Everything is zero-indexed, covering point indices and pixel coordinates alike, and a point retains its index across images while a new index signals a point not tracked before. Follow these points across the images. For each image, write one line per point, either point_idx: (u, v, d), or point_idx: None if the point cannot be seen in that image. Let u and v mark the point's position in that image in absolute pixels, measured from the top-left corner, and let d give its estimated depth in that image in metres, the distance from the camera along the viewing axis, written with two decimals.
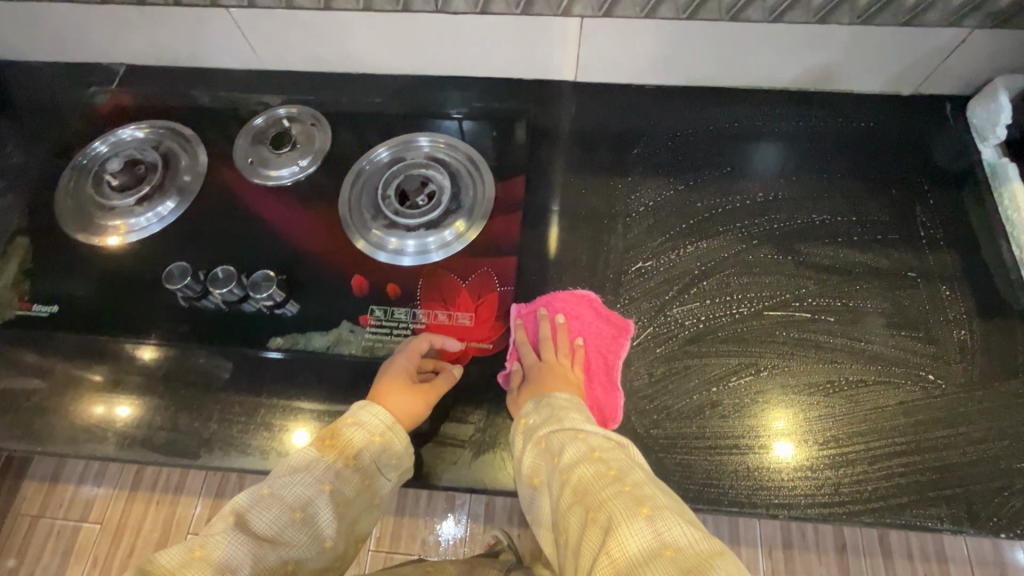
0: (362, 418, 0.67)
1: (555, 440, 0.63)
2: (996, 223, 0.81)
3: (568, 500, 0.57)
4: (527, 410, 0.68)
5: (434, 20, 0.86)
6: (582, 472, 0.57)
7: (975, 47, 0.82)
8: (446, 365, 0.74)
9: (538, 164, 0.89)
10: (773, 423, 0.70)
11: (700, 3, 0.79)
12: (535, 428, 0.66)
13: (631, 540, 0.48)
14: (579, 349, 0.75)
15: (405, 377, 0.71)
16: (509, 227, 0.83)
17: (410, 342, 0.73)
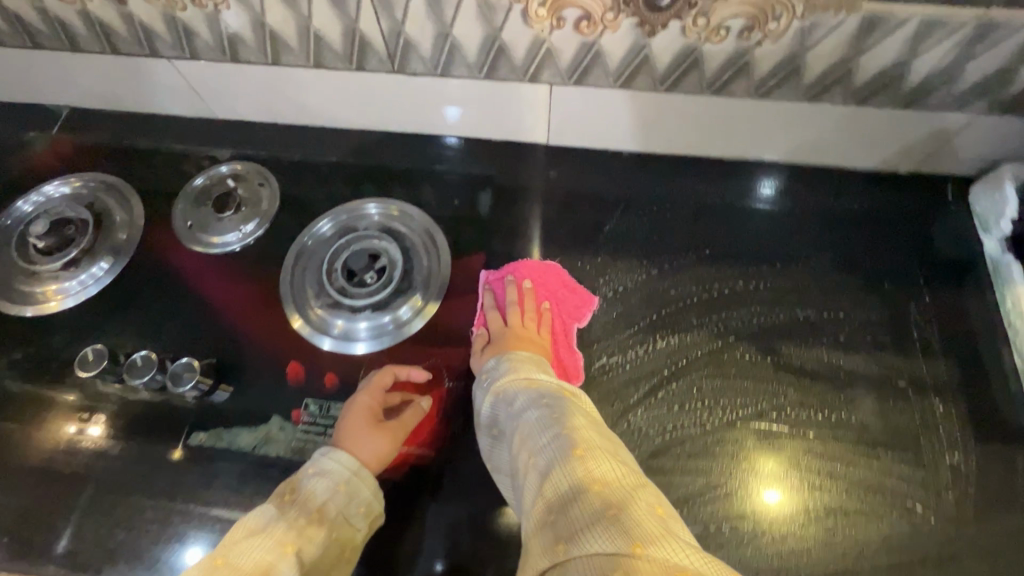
0: (326, 465, 0.61)
1: (511, 390, 0.63)
2: (997, 328, 0.74)
3: (515, 444, 0.58)
4: (488, 368, 0.68)
5: (391, 80, 0.79)
6: (527, 418, 0.59)
7: (980, 131, 0.75)
8: (413, 397, 0.70)
9: (501, 239, 0.82)
10: (742, 557, 0.62)
11: (678, 77, 0.72)
12: (494, 380, 0.66)
13: (565, 481, 0.50)
14: (545, 313, 0.75)
15: (368, 416, 0.67)
16: (464, 311, 0.76)
17: (371, 378, 0.69)
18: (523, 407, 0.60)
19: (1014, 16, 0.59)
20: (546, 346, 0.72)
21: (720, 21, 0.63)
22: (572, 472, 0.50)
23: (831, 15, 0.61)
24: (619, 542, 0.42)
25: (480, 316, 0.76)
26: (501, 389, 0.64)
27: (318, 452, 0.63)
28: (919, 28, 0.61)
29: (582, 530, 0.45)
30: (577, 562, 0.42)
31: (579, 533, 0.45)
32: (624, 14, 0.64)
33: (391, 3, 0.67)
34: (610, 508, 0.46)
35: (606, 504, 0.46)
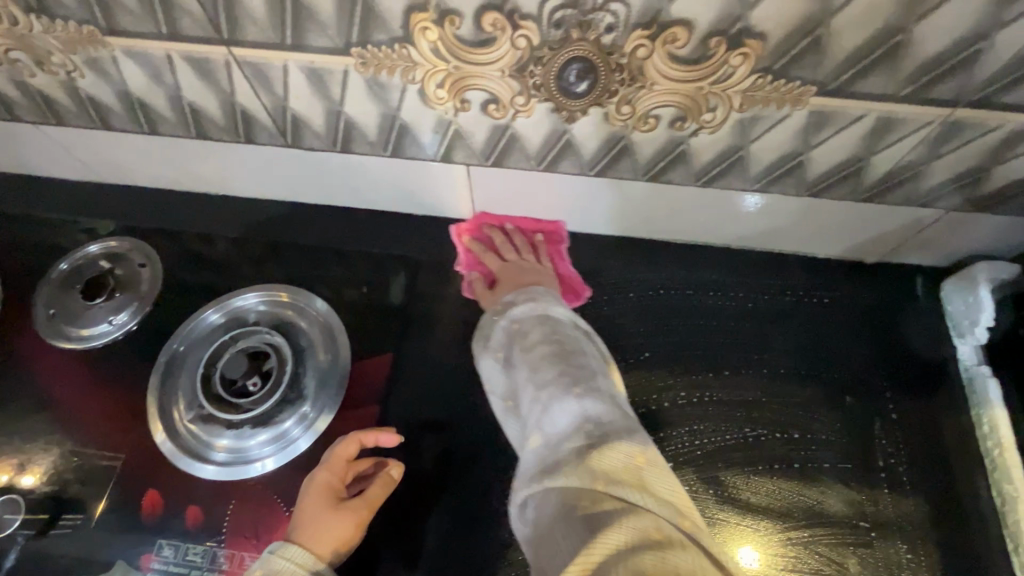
0: (275, 566, 0.52)
1: (526, 323, 0.60)
2: (974, 454, 0.64)
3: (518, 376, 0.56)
4: (502, 301, 0.67)
5: (286, 154, 0.69)
6: (536, 351, 0.56)
7: (954, 224, 0.66)
8: (383, 467, 0.61)
9: (414, 334, 0.72)
10: None
11: (608, 163, 0.62)
12: (509, 312, 0.63)
13: (556, 418, 0.49)
14: (539, 242, 0.75)
15: (328, 495, 0.58)
16: (360, 426, 0.65)
17: (333, 449, 0.60)
18: (532, 340, 0.57)
19: (988, 117, 0.50)
20: (544, 272, 0.71)
21: (646, 110, 0.54)
22: (565, 410, 0.49)
23: (775, 109, 0.52)
24: (586, 480, 0.43)
25: (472, 257, 0.76)
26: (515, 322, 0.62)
27: (267, 547, 0.54)
28: (877, 125, 0.52)
29: (563, 467, 0.45)
30: (554, 495, 0.44)
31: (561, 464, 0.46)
32: (536, 99, 0.54)
33: (266, 78, 0.57)
34: (593, 447, 0.46)
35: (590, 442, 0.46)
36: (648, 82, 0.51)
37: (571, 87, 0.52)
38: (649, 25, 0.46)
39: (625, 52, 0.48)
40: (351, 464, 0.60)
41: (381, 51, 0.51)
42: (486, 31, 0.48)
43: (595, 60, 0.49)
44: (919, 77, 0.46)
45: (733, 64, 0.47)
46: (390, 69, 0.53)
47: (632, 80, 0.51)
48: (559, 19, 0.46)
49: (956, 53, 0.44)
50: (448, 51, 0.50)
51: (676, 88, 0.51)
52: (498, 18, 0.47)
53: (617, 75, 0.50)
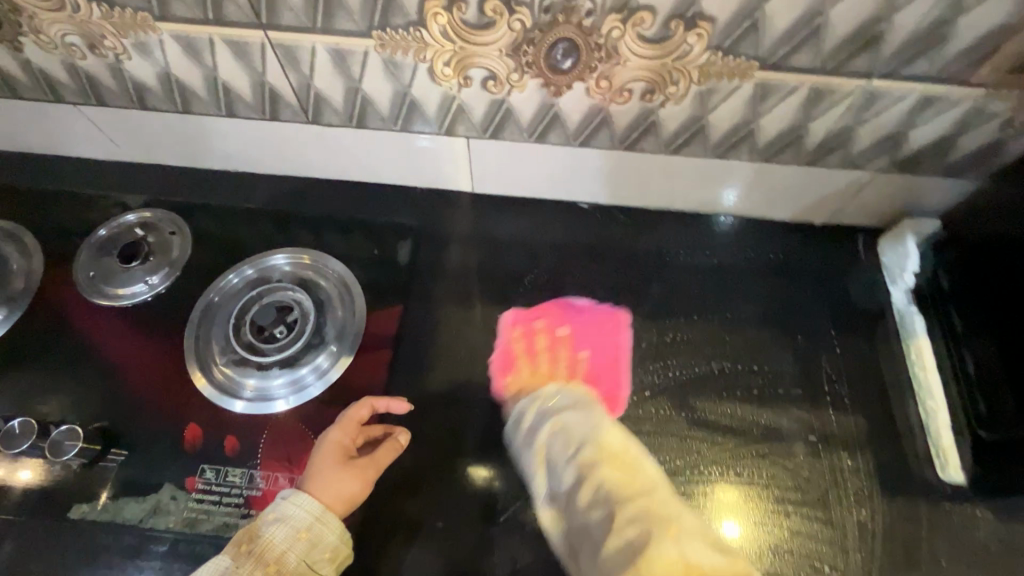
0: (288, 510, 0.59)
1: (571, 417, 0.61)
2: (904, 379, 0.75)
3: (554, 446, 0.60)
4: (542, 394, 0.67)
5: (307, 130, 0.78)
6: (583, 451, 0.57)
7: (883, 186, 0.78)
8: (392, 431, 0.69)
9: (421, 290, 0.81)
10: None
11: (590, 133, 0.73)
12: (557, 397, 0.66)
13: (607, 482, 0.53)
14: (581, 359, 0.76)
15: (340, 453, 0.65)
16: (375, 367, 0.74)
17: (346, 412, 0.67)
18: (582, 448, 0.57)
19: (898, 87, 0.61)
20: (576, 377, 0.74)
21: (621, 84, 0.64)
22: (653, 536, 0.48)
23: (726, 82, 0.62)
24: None
25: (510, 352, 0.76)
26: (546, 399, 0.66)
27: (280, 493, 0.61)
28: (809, 95, 0.63)
29: None
30: None
31: (628, 541, 0.48)
32: (529, 76, 0.65)
33: (296, 59, 0.66)
34: (655, 501, 0.51)
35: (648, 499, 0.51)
36: (622, 59, 0.61)
37: (558, 64, 0.62)
38: (621, 10, 0.56)
39: (602, 33, 0.58)
40: (360, 427, 0.68)
41: (398, 34, 0.61)
42: (487, 16, 0.58)
43: (578, 40, 0.59)
44: (838, 52, 0.57)
45: (690, 42, 0.58)
46: (405, 50, 0.63)
47: (609, 58, 0.61)
48: (548, 5, 0.56)
49: (866, 31, 0.55)
50: (455, 33, 0.60)
51: (645, 64, 0.61)
52: (497, 5, 0.57)
53: (596, 53, 0.60)
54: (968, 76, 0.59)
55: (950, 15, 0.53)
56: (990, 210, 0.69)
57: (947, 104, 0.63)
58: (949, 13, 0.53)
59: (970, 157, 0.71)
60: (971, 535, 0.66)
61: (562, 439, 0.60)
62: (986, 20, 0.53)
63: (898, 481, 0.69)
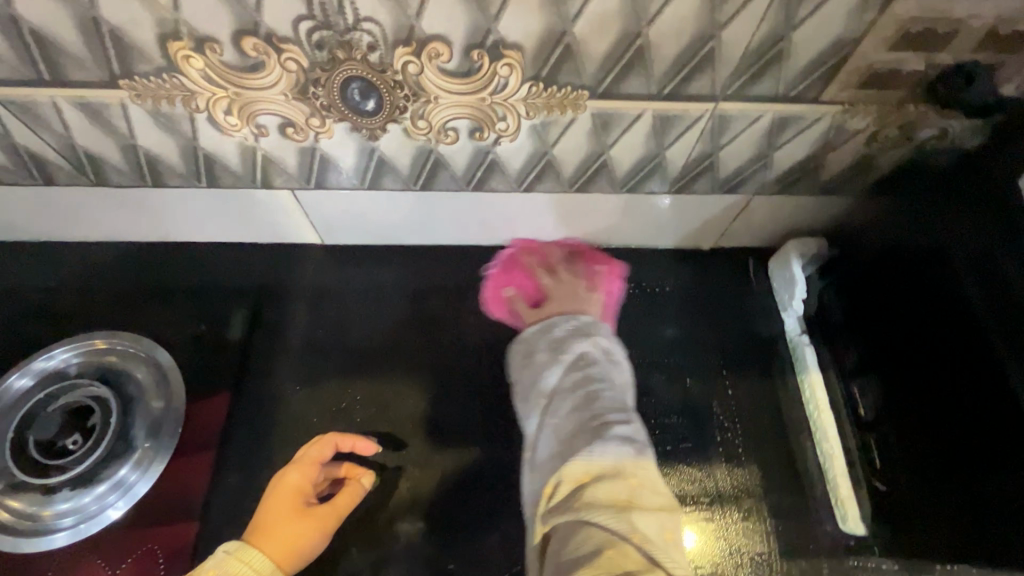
0: (229, 569, 0.50)
1: (591, 352, 0.60)
2: (801, 419, 0.68)
3: (566, 407, 0.56)
4: (558, 340, 0.61)
5: (97, 193, 0.65)
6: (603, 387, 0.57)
7: (762, 207, 0.71)
8: (356, 474, 0.62)
9: (257, 369, 0.69)
10: None
11: (429, 176, 0.63)
12: (569, 332, 0.62)
13: (606, 395, 0.56)
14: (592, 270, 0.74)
15: (295, 501, 0.58)
16: (193, 475, 0.61)
17: (306, 451, 0.60)
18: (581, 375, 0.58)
19: (749, 108, 0.54)
20: (591, 302, 0.69)
21: (442, 123, 0.55)
22: (617, 450, 0.51)
23: (559, 113, 0.54)
24: (622, 529, 0.47)
25: (506, 278, 0.76)
26: (580, 353, 0.60)
27: (222, 548, 0.53)
28: (655, 123, 0.55)
29: (601, 507, 0.48)
30: (595, 537, 0.46)
31: (592, 468, 0.51)
32: (331, 120, 0.54)
33: (42, 117, 0.54)
34: (634, 500, 0.49)
35: (631, 496, 0.49)
36: (431, 96, 0.52)
37: (360, 105, 0.52)
38: (408, 42, 0.46)
39: (396, 69, 0.48)
40: (323, 466, 0.62)
41: (150, 82, 0.49)
42: (249, 56, 0.47)
43: (371, 78, 0.49)
44: (670, 77, 0.50)
45: (502, 74, 0.49)
46: (169, 99, 0.51)
47: (415, 95, 0.51)
48: (318, 41, 0.46)
49: (695, 52, 0.47)
50: (220, 78, 0.49)
51: (458, 99, 0.52)
52: (257, 43, 0.46)
53: (399, 91, 0.51)
54: (820, 94, 0.52)
55: (783, 30, 0.46)
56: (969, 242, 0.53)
57: (805, 122, 0.56)
58: (782, 29, 0.46)
59: (843, 175, 0.64)
60: None
61: (578, 405, 0.55)
62: (824, 33, 0.46)
63: (797, 544, 0.62)
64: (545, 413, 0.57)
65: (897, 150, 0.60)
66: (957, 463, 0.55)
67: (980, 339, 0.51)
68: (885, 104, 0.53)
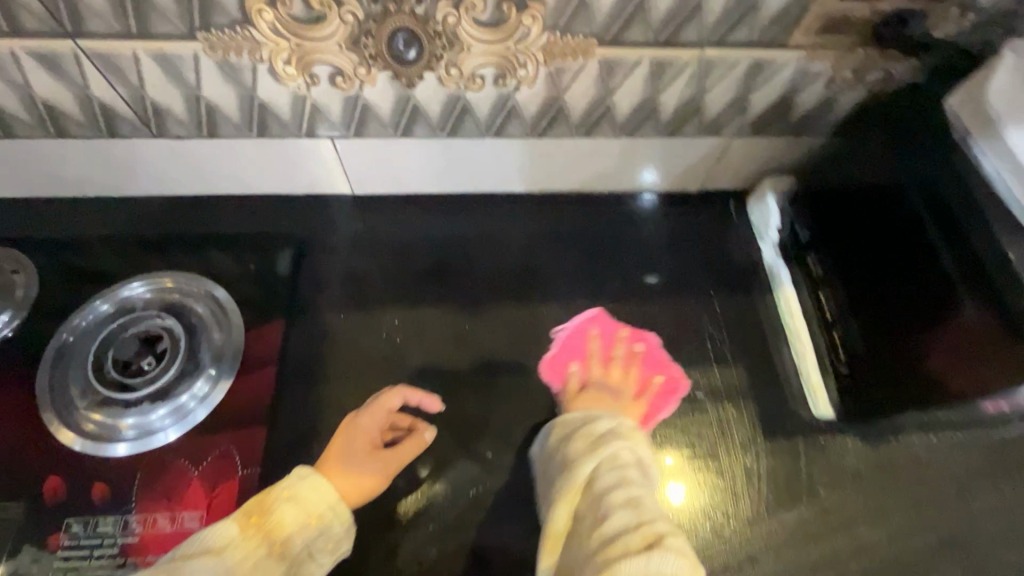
0: (300, 490, 0.59)
1: (623, 455, 0.60)
2: (778, 328, 0.80)
3: (615, 508, 0.54)
4: (597, 431, 0.62)
5: (156, 144, 0.72)
6: (643, 496, 0.56)
7: (741, 149, 0.82)
8: (418, 426, 0.71)
9: (303, 301, 0.77)
10: (662, 462, 0.71)
11: (455, 123, 0.72)
12: (600, 429, 0.63)
13: (644, 499, 0.56)
14: (632, 358, 0.77)
15: (362, 444, 0.67)
16: (259, 389, 0.70)
17: (377, 400, 0.70)
18: (623, 484, 0.57)
19: (728, 54, 0.64)
20: (625, 407, 0.71)
21: (471, 71, 0.64)
22: (665, 556, 0.50)
23: (571, 61, 0.64)
24: None
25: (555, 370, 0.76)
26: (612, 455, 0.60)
27: (298, 471, 0.61)
28: (652, 69, 0.66)
29: None
30: None
31: (650, 562, 0.49)
32: (376, 69, 0.63)
33: (121, 69, 0.61)
34: None
35: None
36: (464, 46, 0.61)
37: (402, 54, 0.61)
38: None
39: (438, 20, 0.58)
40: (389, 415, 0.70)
41: (224, 34, 0.57)
42: (314, 9, 0.56)
43: (415, 29, 0.58)
44: (664, 26, 0.60)
45: (526, 24, 0.59)
46: (237, 51, 0.59)
47: (451, 45, 0.61)
48: None
49: (685, 4, 0.58)
50: (286, 30, 0.57)
51: (489, 48, 0.61)
52: None
53: (437, 41, 0.60)
54: (786, 40, 0.63)
55: None
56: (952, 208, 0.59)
57: (774, 67, 0.67)
58: None
59: (808, 117, 0.76)
60: (842, 463, 0.72)
61: (623, 521, 0.53)
62: None
63: (777, 426, 0.74)
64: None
65: (851, 92, 0.72)
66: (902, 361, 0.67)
67: (951, 296, 0.60)
68: (839, 49, 0.65)
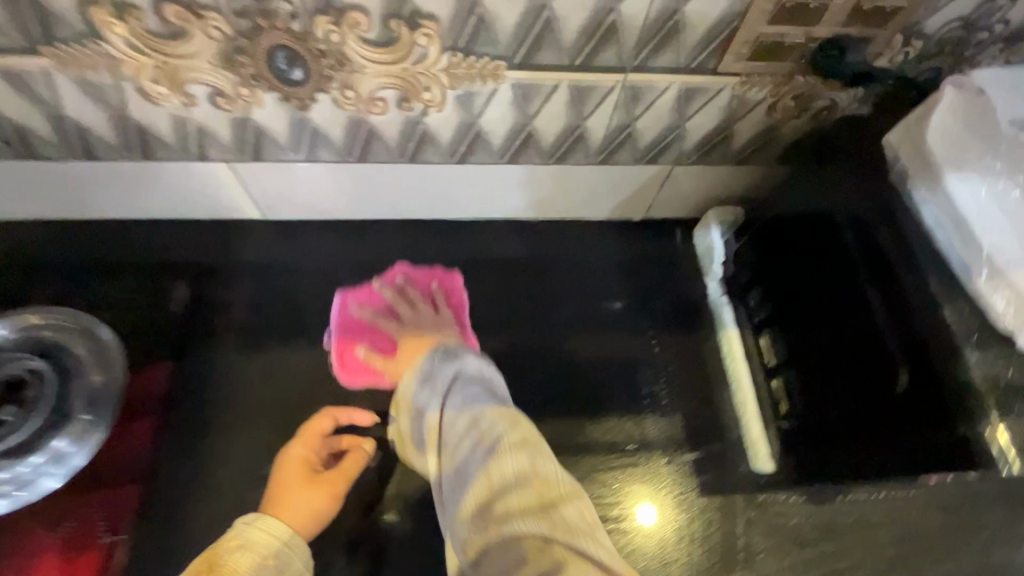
0: (250, 536, 0.55)
1: (465, 381, 0.57)
2: (720, 371, 0.74)
3: (455, 430, 0.52)
4: (429, 372, 0.59)
5: (24, 167, 0.64)
6: (479, 408, 0.53)
7: (685, 177, 0.76)
8: (358, 441, 0.65)
9: (198, 340, 0.70)
10: (629, 490, 0.67)
11: (363, 148, 0.65)
12: (438, 370, 0.58)
13: (485, 412, 0.52)
14: (427, 290, 0.76)
15: (301, 473, 0.62)
16: (138, 441, 0.64)
17: (307, 426, 0.65)
18: (460, 415, 0.53)
19: (656, 79, 0.58)
20: (443, 326, 0.71)
21: (370, 93, 0.58)
22: (510, 454, 0.48)
23: (480, 84, 0.57)
24: (542, 526, 0.43)
25: (378, 340, 0.72)
26: (455, 379, 0.57)
27: (243, 520, 0.56)
28: (573, 93, 0.59)
29: (510, 510, 0.45)
30: (516, 547, 0.42)
31: (490, 471, 0.47)
32: (260, 89, 0.56)
33: None
34: (546, 492, 0.46)
35: (540, 496, 0.45)
36: (356, 66, 0.54)
37: (287, 74, 0.54)
38: (328, 10, 0.49)
39: (319, 38, 0.51)
40: (326, 437, 0.65)
41: (73, 49, 0.50)
42: (171, 24, 0.49)
43: (295, 47, 0.52)
44: (579, 48, 0.53)
45: (422, 44, 0.52)
46: (93, 67, 0.52)
47: (340, 65, 0.54)
48: (239, 8, 0.48)
49: (598, 25, 0.51)
50: (144, 46, 0.50)
51: (384, 69, 0.55)
52: (178, 10, 0.47)
53: (323, 60, 0.53)
54: (717, 65, 0.57)
55: (676, 4, 0.50)
56: (890, 286, 0.48)
57: (709, 94, 0.61)
58: (674, 2, 0.50)
59: (751, 145, 0.69)
60: (785, 524, 0.65)
61: (466, 431, 0.51)
62: (712, 7, 0.51)
63: (714, 482, 0.68)
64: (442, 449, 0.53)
65: (795, 120, 0.66)
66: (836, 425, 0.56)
67: (883, 357, 0.49)
68: (777, 76, 0.59)
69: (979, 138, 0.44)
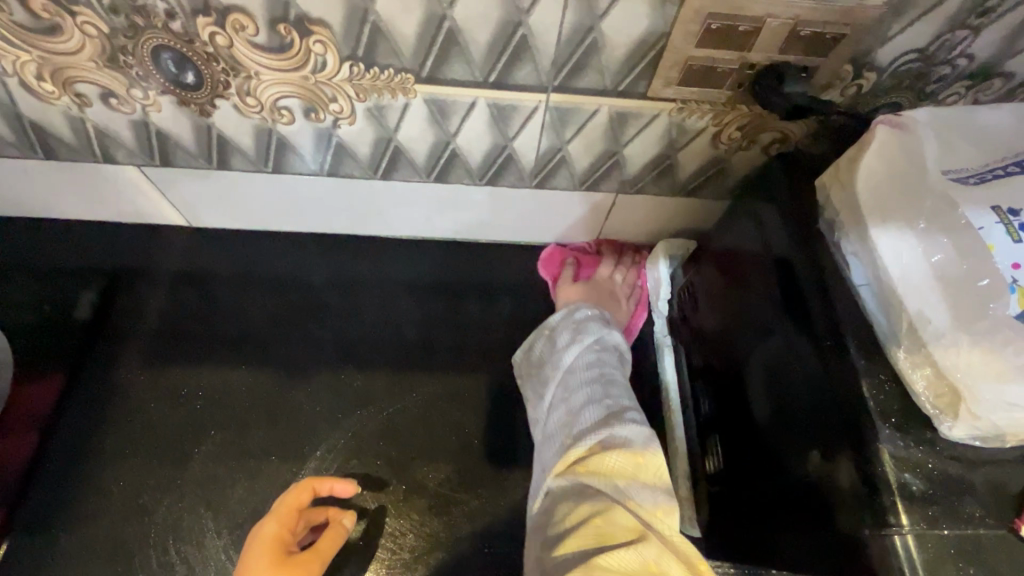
0: None
1: (603, 347, 0.61)
2: (654, 420, 0.68)
3: (577, 381, 0.57)
4: (578, 320, 0.64)
5: None
6: (609, 372, 0.58)
7: (635, 207, 0.69)
8: (337, 515, 0.60)
9: (99, 350, 0.67)
10: None
11: (277, 159, 0.61)
12: (570, 314, 0.65)
13: (616, 384, 0.57)
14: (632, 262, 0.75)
15: (275, 551, 0.54)
16: (7, 458, 0.61)
17: (282, 500, 0.58)
18: (586, 389, 0.56)
19: (582, 102, 0.53)
20: (618, 312, 0.72)
21: (272, 101, 0.53)
22: (629, 426, 0.51)
23: (390, 98, 0.53)
24: (615, 498, 0.46)
25: (589, 264, 0.74)
26: (595, 339, 0.62)
27: None
28: (493, 112, 0.54)
29: (596, 480, 0.48)
30: (591, 513, 0.46)
31: (605, 453, 0.49)
32: (153, 92, 0.52)
33: None
34: (636, 473, 0.48)
35: (635, 470, 0.48)
36: (251, 72, 0.50)
37: (178, 77, 0.51)
38: (207, 11, 0.45)
39: (204, 40, 0.47)
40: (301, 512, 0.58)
41: None
42: (42, 18, 0.45)
43: (180, 48, 0.48)
44: (492, 61, 0.49)
45: (317, 52, 0.48)
46: None
47: (234, 70, 0.50)
48: (110, 5, 0.44)
49: (508, 39, 0.47)
50: (19, 39, 0.47)
51: (282, 76, 0.50)
52: (46, 4, 0.44)
53: (215, 64, 0.49)
54: (647, 89, 0.52)
55: (591, 20, 0.45)
56: (797, 312, 0.43)
57: (644, 119, 0.56)
58: (588, 19, 0.45)
59: (700, 176, 0.64)
60: None
61: (592, 380, 0.57)
62: (634, 25, 0.46)
63: None
64: (561, 384, 0.59)
65: (744, 153, 0.60)
66: (754, 483, 0.50)
67: (788, 388, 0.44)
68: (716, 103, 0.53)
69: (908, 193, 0.37)
